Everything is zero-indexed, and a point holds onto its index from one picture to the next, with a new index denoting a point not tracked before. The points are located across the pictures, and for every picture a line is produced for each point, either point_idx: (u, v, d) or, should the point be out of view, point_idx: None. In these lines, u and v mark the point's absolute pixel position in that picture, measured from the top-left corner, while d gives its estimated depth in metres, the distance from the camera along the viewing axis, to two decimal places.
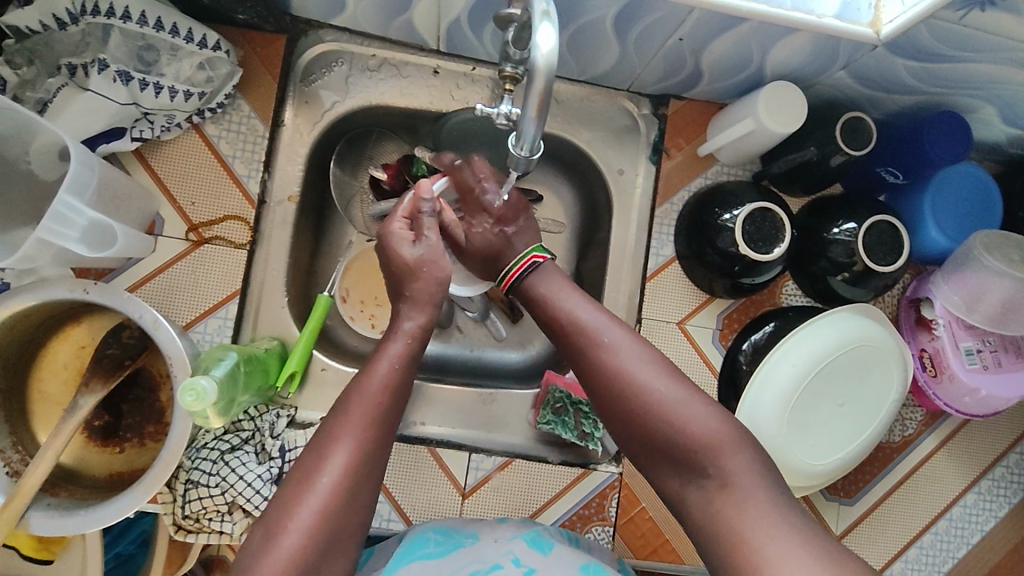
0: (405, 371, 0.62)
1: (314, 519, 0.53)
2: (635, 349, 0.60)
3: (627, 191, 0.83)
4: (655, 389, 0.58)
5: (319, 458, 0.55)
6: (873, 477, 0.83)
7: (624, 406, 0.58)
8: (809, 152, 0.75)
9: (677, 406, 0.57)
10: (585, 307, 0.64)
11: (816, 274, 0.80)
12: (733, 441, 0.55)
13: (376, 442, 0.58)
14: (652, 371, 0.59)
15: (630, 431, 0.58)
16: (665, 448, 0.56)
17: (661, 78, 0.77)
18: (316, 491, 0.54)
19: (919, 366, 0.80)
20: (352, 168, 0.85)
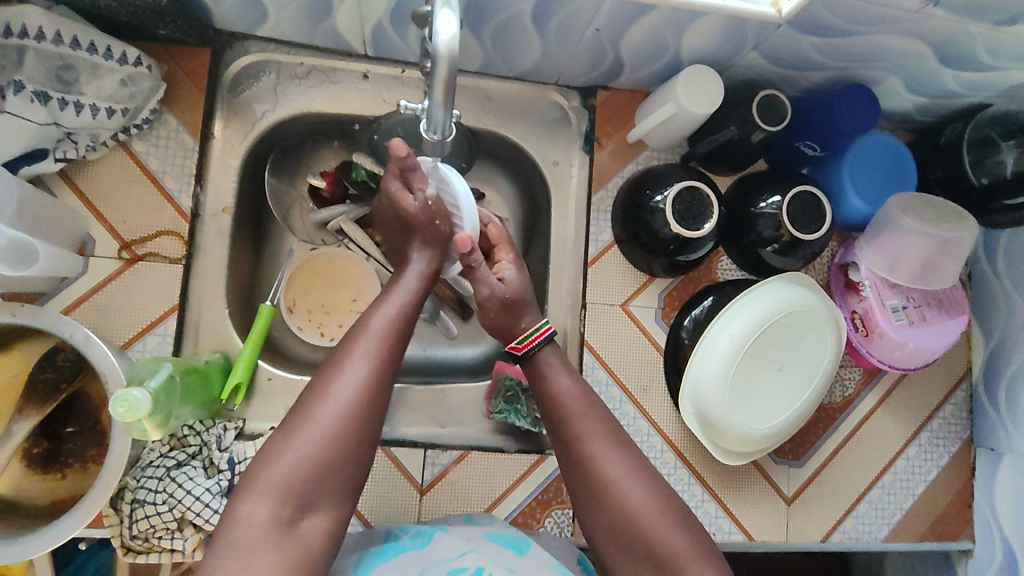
0: (412, 302, 0.66)
1: (333, 415, 0.56)
2: (631, 461, 0.61)
3: (562, 181, 0.85)
4: (639, 497, 0.59)
5: (336, 366, 0.59)
6: (818, 438, 0.86)
7: (608, 516, 0.59)
8: (730, 132, 0.78)
9: (660, 517, 0.59)
10: (579, 403, 0.65)
11: (748, 247, 0.83)
12: (708, 563, 0.57)
13: (387, 372, 0.60)
14: (637, 482, 0.60)
15: (607, 538, 0.60)
16: (638, 559, 0.58)
17: (586, 69, 0.80)
18: (333, 395, 0.57)
19: (852, 328, 0.83)
20: (289, 176, 0.87)
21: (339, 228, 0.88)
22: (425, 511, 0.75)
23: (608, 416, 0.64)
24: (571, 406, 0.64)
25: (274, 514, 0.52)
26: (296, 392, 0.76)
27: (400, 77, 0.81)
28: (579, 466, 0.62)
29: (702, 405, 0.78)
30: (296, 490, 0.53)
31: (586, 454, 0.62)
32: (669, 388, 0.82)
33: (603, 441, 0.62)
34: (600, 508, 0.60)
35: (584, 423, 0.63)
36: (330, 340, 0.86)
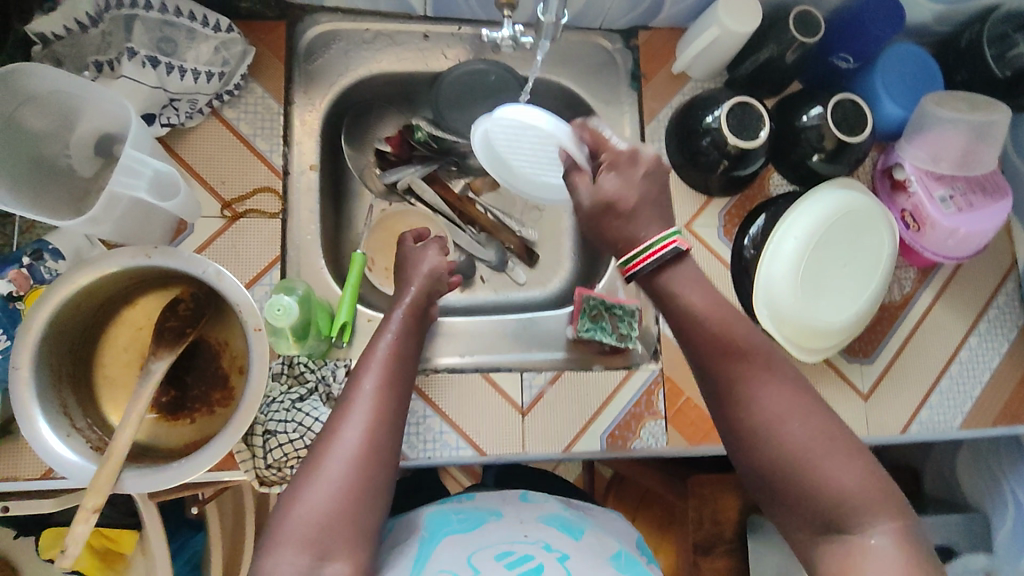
0: (405, 340, 0.68)
1: (348, 463, 0.55)
2: (790, 395, 0.55)
3: (614, 118, 0.91)
4: (801, 435, 0.54)
5: (342, 415, 0.58)
6: (885, 335, 0.90)
7: (766, 456, 0.55)
8: (770, 51, 0.84)
9: (825, 458, 0.53)
10: (743, 333, 0.57)
11: (797, 161, 0.88)
12: (878, 499, 0.52)
13: (389, 395, 0.61)
14: (802, 420, 0.54)
15: (758, 477, 0.56)
16: (802, 498, 0.54)
17: (629, 9, 0.86)
18: (344, 438, 0.56)
19: (903, 226, 0.88)
20: (359, 143, 0.91)
21: (408, 187, 0.92)
22: (528, 430, 0.80)
23: (764, 344, 0.57)
24: (727, 329, 0.57)
25: (299, 563, 0.50)
26: None
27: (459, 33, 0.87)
28: (731, 399, 0.57)
29: (777, 307, 0.82)
30: (318, 541, 0.51)
31: (737, 387, 0.56)
32: (740, 299, 0.86)
33: (760, 374, 0.56)
34: (762, 442, 0.55)
35: (754, 359, 0.56)
36: None
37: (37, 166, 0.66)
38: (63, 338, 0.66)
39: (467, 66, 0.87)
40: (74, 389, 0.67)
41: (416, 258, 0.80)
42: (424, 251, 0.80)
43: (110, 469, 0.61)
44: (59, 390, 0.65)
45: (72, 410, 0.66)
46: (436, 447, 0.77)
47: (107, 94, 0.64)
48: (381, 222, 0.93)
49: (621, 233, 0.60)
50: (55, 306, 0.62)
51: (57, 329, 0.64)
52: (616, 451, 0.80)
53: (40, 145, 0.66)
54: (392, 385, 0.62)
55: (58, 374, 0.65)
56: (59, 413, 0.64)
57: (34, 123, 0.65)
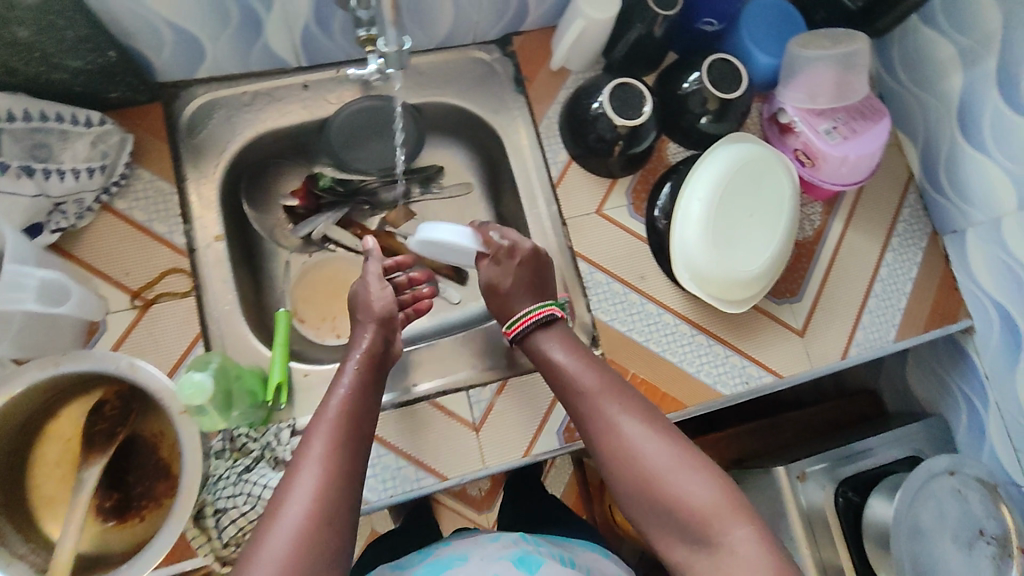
0: (359, 394, 0.66)
1: (293, 532, 0.53)
2: (644, 424, 0.64)
3: (507, 123, 0.92)
4: (656, 454, 0.61)
5: (291, 483, 0.56)
6: (807, 271, 0.93)
7: (630, 482, 0.62)
8: (638, 29, 0.87)
9: (677, 474, 0.60)
10: (587, 378, 0.69)
11: (687, 127, 0.92)
12: (731, 506, 0.58)
13: (344, 457, 0.59)
14: (653, 441, 0.62)
15: (635, 503, 0.62)
16: (668, 515, 0.60)
17: (496, 20, 0.88)
18: (293, 505, 0.54)
19: (799, 164, 0.91)
20: (263, 206, 0.91)
21: (323, 236, 0.94)
22: (487, 445, 0.78)
23: (618, 383, 0.68)
24: (585, 379, 0.69)
25: None
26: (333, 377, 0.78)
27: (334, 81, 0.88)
28: (600, 437, 0.65)
29: (696, 268, 0.84)
30: None
31: (606, 425, 0.65)
32: (664, 270, 0.88)
33: (619, 412, 0.65)
34: (621, 468, 0.63)
35: (599, 396, 0.67)
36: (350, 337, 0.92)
37: None
38: None
39: (355, 105, 0.90)
40: (10, 514, 0.66)
41: (362, 293, 0.77)
42: (370, 284, 0.77)
43: None
44: None
45: (9, 537, 0.64)
46: (398, 485, 0.76)
47: None
48: (303, 275, 0.93)
49: (509, 305, 0.78)
50: None
51: None
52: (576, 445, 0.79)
53: None
54: (344, 446, 0.60)
55: None
56: None
57: None
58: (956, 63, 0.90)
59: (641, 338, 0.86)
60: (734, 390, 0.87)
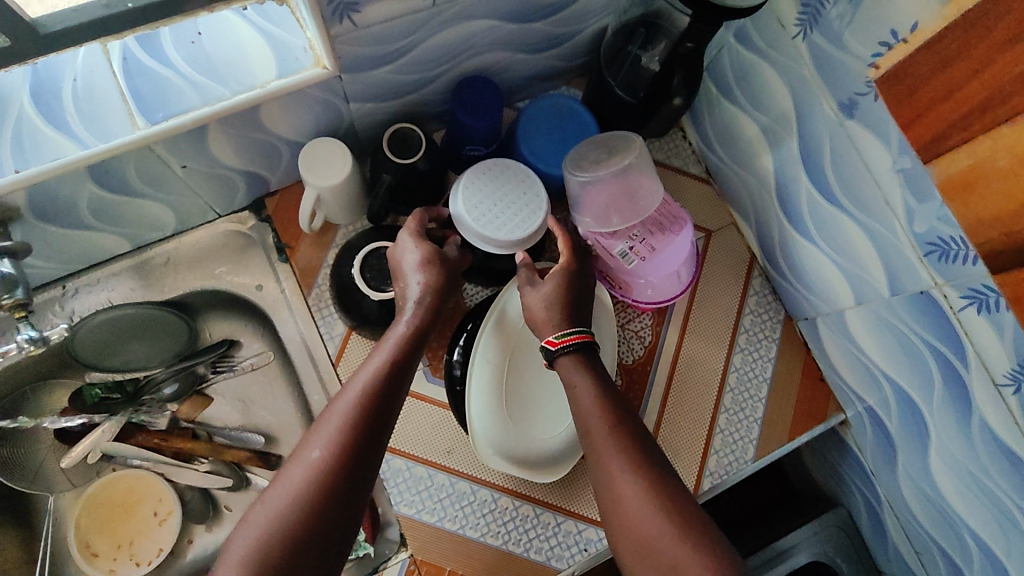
0: (387, 370, 0.61)
1: (298, 485, 0.53)
2: (641, 479, 0.57)
3: (274, 301, 0.84)
4: (654, 523, 0.55)
5: (310, 442, 0.56)
6: (642, 398, 0.83)
7: (635, 537, 0.56)
8: (388, 180, 0.77)
9: (686, 539, 0.54)
10: (600, 419, 0.61)
11: (478, 268, 0.81)
12: None
13: (363, 437, 0.56)
14: (664, 518, 0.55)
15: (636, 566, 0.56)
16: None
17: (229, 193, 0.79)
18: (309, 460, 0.54)
19: (608, 286, 0.81)
20: (20, 442, 0.82)
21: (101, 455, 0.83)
22: None
23: (632, 425, 0.61)
24: (590, 426, 0.61)
25: None
26: None
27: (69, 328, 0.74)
28: (607, 492, 0.59)
29: (495, 441, 0.73)
30: None
31: (609, 484, 0.58)
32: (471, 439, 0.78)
33: (624, 468, 0.58)
34: (630, 538, 0.56)
35: (606, 453, 0.59)
36: (149, 564, 0.81)
37: None
38: None
39: (103, 315, 0.78)
40: None
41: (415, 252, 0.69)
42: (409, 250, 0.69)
43: None
44: None
45: None
46: None
47: None
48: (85, 506, 0.83)
49: (547, 319, 0.68)
50: None
51: None
52: None
53: None
54: (365, 414, 0.57)
55: None
56: None
57: None
58: (762, 142, 0.79)
59: (454, 526, 0.75)
60: (571, 562, 0.75)
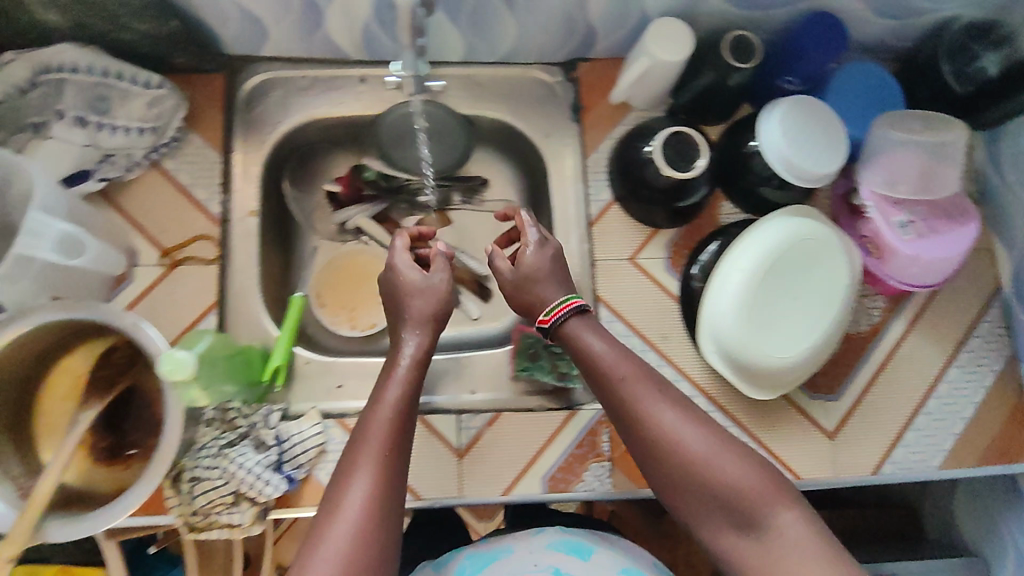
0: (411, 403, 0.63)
1: (364, 505, 0.56)
2: (678, 410, 0.62)
3: (554, 148, 0.88)
4: (697, 445, 0.60)
5: (350, 464, 0.58)
6: (852, 368, 0.85)
7: (669, 459, 0.60)
8: (708, 78, 0.81)
9: (717, 458, 0.59)
10: (631, 365, 0.65)
11: (748, 189, 0.84)
12: (781, 489, 0.58)
13: (391, 475, 0.58)
14: (689, 427, 0.61)
15: (671, 486, 0.61)
16: (712, 503, 0.59)
17: (561, 42, 0.85)
18: (354, 496, 0.56)
19: (864, 252, 0.83)
20: (306, 186, 0.93)
21: (357, 227, 0.95)
22: (465, 476, 0.78)
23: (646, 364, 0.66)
24: (624, 369, 0.64)
25: None
26: (331, 372, 0.81)
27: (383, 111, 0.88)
28: (633, 426, 0.63)
29: (723, 342, 0.78)
30: None
31: (637, 413, 0.62)
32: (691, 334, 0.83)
33: (654, 394, 0.62)
34: (662, 468, 0.61)
35: (618, 370, 0.64)
36: (364, 331, 0.90)
37: None
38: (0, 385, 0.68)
39: (409, 106, 0.88)
40: (13, 435, 0.70)
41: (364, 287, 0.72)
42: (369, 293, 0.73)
43: (28, 521, 0.63)
44: None
45: (6, 457, 0.69)
46: None
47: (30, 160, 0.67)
48: (336, 258, 0.94)
49: (537, 295, 0.70)
50: None
51: None
52: (558, 495, 0.78)
53: None
54: (399, 444, 0.61)
55: None
56: None
57: None
58: None
59: None
60: None
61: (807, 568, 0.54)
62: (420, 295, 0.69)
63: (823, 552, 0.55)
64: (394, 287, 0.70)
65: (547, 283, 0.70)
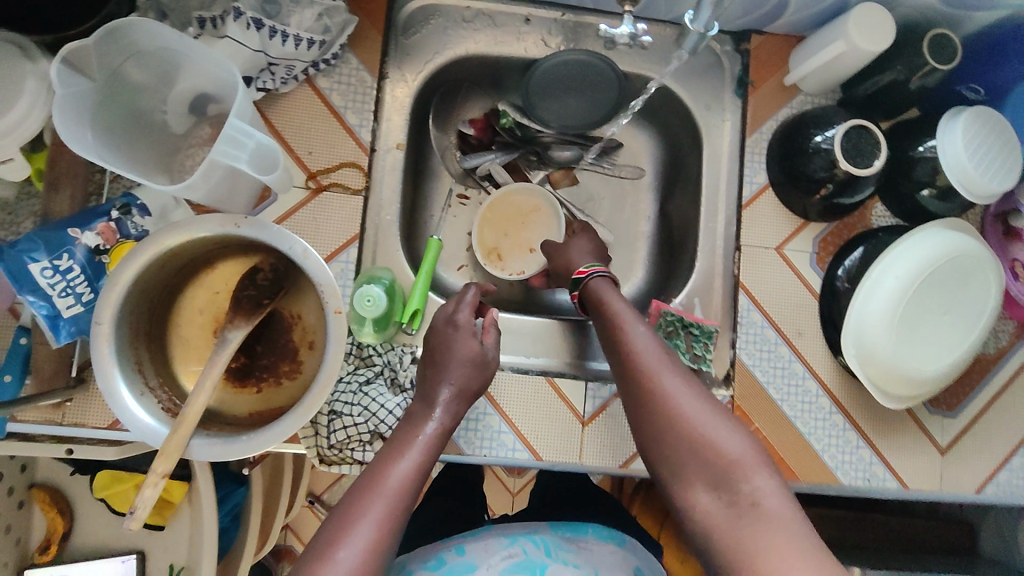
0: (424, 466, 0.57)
1: (357, 558, 0.50)
2: (686, 379, 0.60)
3: (711, 124, 0.85)
4: (683, 408, 0.58)
5: (355, 508, 0.52)
6: (973, 389, 0.85)
7: (669, 421, 0.58)
8: (895, 73, 0.78)
9: (710, 428, 0.57)
10: (635, 325, 0.65)
11: (905, 193, 0.83)
12: (758, 461, 0.55)
13: (391, 533, 0.52)
14: (684, 389, 0.59)
15: (662, 448, 0.58)
16: (702, 469, 0.55)
17: (746, 11, 0.80)
18: (338, 560, 0.49)
19: (1011, 277, 0.83)
20: (443, 125, 0.90)
21: (487, 174, 0.91)
22: (587, 444, 0.77)
23: (660, 338, 0.65)
24: (632, 336, 0.64)
25: None
26: None
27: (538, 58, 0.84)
28: (638, 385, 0.61)
29: (866, 345, 0.77)
30: None
31: (645, 375, 0.61)
32: (827, 332, 0.82)
33: (653, 355, 0.62)
34: (657, 424, 0.59)
35: (628, 328, 0.65)
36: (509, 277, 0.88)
37: (134, 119, 0.65)
38: (146, 292, 0.65)
39: (568, 56, 0.83)
40: (149, 346, 0.67)
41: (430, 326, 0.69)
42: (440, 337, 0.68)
43: (181, 437, 0.60)
44: (135, 347, 0.64)
45: (145, 368, 0.65)
46: (494, 447, 0.76)
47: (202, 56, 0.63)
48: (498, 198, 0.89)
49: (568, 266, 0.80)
50: (142, 263, 0.61)
51: (142, 284, 0.64)
52: None
53: (137, 98, 0.65)
54: (411, 492, 0.55)
55: (135, 331, 0.64)
56: (134, 371, 0.63)
57: (133, 75, 0.63)
58: None
59: (777, 395, 0.80)
60: (852, 481, 0.81)
61: (777, 547, 0.49)
62: (468, 368, 0.64)
63: (821, 550, 0.49)
64: (448, 349, 0.65)
65: (582, 252, 0.79)
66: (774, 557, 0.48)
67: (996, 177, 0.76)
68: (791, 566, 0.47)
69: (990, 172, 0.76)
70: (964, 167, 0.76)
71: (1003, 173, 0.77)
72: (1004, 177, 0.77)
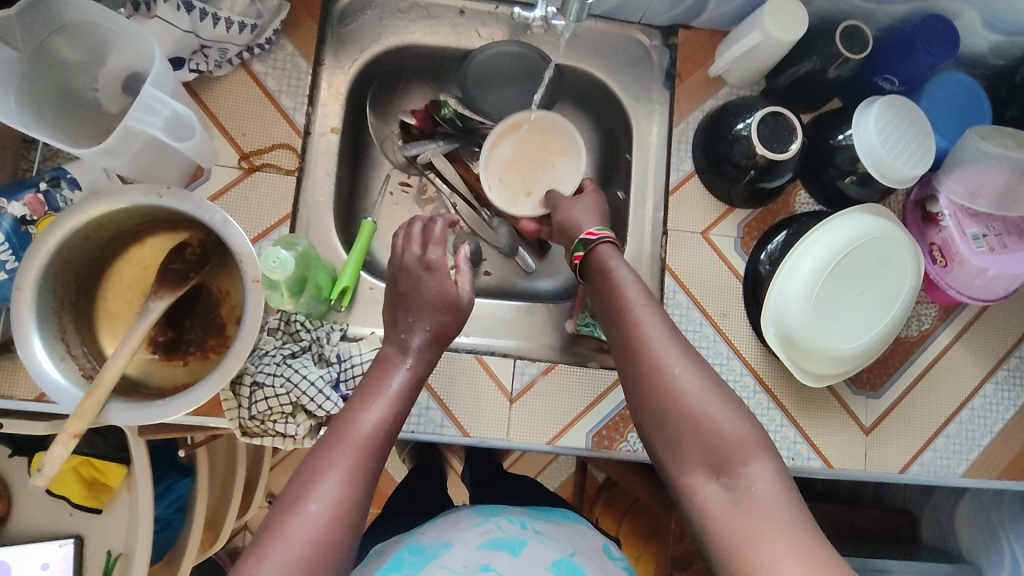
0: (397, 414, 0.61)
1: (332, 498, 0.54)
2: (684, 352, 0.62)
3: (641, 115, 0.89)
4: (685, 383, 0.60)
5: (323, 460, 0.56)
6: (896, 370, 0.87)
7: (660, 395, 0.60)
8: (811, 63, 0.81)
9: (709, 404, 0.59)
10: (639, 291, 0.66)
11: (827, 181, 0.85)
12: (759, 445, 0.57)
13: (363, 477, 0.56)
14: (682, 362, 0.61)
15: (653, 416, 0.61)
16: (696, 442, 0.58)
17: (670, 6, 0.83)
18: (307, 511, 0.53)
19: (930, 260, 0.85)
20: (383, 112, 0.91)
21: (428, 162, 0.90)
22: (514, 419, 0.79)
23: (662, 308, 0.65)
24: (630, 296, 0.66)
25: None
26: None
27: (475, 54, 0.86)
28: (632, 352, 0.63)
29: (785, 324, 0.80)
30: None
31: (641, 343, 0.63)
32: (750, 313, 0.84)
33: (654, 322, 0.64)
34: (657, 397, 0.60)
35: (636, 311, 0.64)
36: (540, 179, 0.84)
37: (64, 94, 0.67)
38: (71, 265, 0.66)
39: (500, 47, 0.86)
40: (75, 317, 0.68)
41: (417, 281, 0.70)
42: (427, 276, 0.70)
43: (96, 400, 0.61)
44: (59, 316, 0.66)
45: (69, 336, 0.66)
46: (421, 422, 0.77)
47: (134, 32, 0.66)
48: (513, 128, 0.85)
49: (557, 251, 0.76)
50: (65, 233, 0.63)
51: (66, 255, 0.65)
52: (601, 451, 0.79)
53: (69, 76, 0.67)
54: (385, 437, 0.59)
55: (60, 301, 0.66)
56: (55, 338, 0.64)
57: (65, 53, 0.66)
58: None
59: None
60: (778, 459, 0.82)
61: (774, 528, 0.51)
62: (436, 309, 0.68)
63: (809, 529, 0.51)
64: (418, 291, 0.69)
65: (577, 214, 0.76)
66: (761, 537, 0.51)
67: (907, 163, 0.79)
68: (777, 543, 0.50)
69: (902, 158, 0.79)
70: (875, 153, 0.79)
71: (914, 159, 0.79)
72: (916, 165, 0.80)
